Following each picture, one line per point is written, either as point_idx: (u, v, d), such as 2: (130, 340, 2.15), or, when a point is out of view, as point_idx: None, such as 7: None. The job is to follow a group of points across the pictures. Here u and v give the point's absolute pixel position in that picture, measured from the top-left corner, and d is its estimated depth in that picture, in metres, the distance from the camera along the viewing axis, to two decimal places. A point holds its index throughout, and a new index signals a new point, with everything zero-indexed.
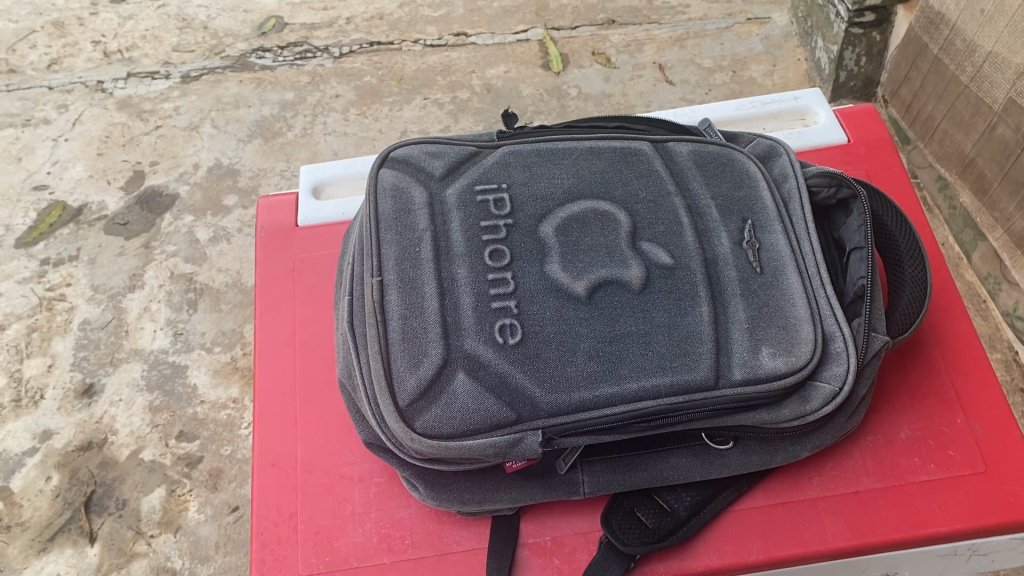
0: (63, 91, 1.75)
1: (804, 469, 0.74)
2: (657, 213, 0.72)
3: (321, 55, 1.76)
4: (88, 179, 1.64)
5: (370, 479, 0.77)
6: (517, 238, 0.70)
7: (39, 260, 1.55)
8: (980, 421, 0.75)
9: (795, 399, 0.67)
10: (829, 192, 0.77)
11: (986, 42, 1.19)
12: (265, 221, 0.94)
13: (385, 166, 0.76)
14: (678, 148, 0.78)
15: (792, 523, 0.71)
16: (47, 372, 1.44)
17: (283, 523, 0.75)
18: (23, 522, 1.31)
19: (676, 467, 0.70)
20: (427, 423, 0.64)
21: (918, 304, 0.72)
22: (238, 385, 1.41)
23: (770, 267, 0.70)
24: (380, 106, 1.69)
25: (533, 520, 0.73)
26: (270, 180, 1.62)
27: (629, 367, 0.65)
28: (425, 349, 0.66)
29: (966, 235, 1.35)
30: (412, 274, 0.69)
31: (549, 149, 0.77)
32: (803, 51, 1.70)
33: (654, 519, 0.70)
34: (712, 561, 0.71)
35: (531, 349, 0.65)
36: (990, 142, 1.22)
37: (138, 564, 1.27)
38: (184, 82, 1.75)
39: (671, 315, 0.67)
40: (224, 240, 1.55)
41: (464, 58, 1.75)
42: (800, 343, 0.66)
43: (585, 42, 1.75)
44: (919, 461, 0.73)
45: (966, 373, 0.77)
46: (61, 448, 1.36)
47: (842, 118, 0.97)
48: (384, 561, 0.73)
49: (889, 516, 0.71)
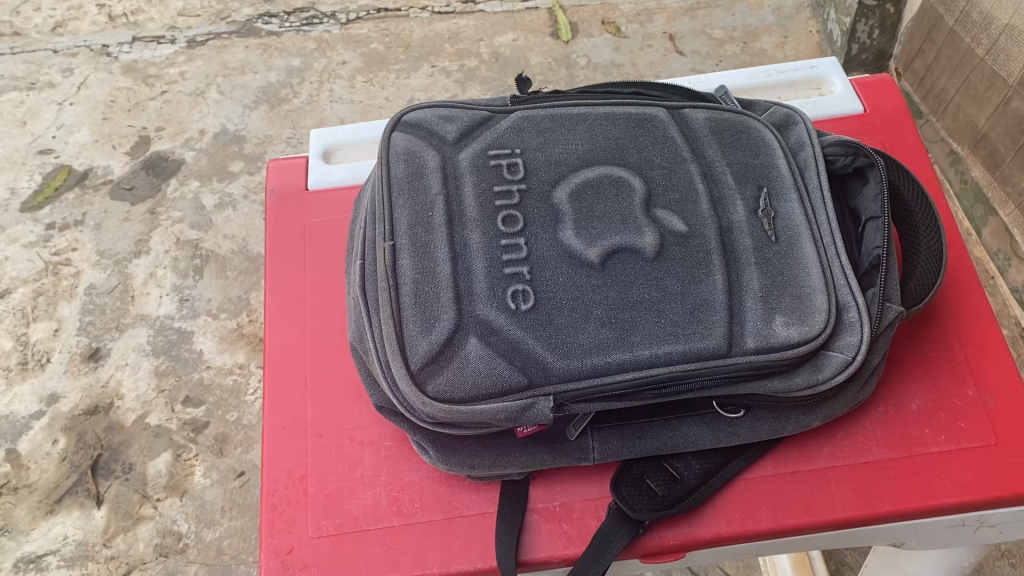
0: (68, 55, 1.74)
1: (814, 438, 0.74)
2: (672, 180, 0.72)
3: (327, 21, 1.74)
4: (94, 143, 1.63)
5: (381, 442, 0.77)
6: (530, 204, 0.70)
7: (45, 225, 1.54)
8: (992, 392, 0.75)
9: (807, 368, 0.67)
10: (845, 160, 0.77)
11: (1003, 14, 1.18)
12: (275, 184, 0.93)
13: (397, 130, 0.75)
14: (694, 115, 0.77)
15: (800, 492, 0.72)
16: (53, 337, 1.44)
17: (293, 486, 0.76)
18: (30, 484, 1.31)
19: (687, 435, 0.71)
20: (439, 387, 0.64)
21: (934, 274, 0.72)
22: (244, 351, 1.41)
23: (785, 236, 0.70)
24: (387, 74, 1.68)
25: (543, 485, 0.74)
26: (276, 147, 1.61)
27: (642, 334, 0.65)
28: (436, 313, 0.65)
29: (976, 210, 1.33)
30: (425, 238, 0.68)
31: (563, 114, 0.76)
32: (815, 23, 1.68)
33: (663, 486, 0.70)
34: (720, 528, 0.71)
35: (543, 314, 0.65)
36: (1004, 117, 1.21)
37: (145, 527, 1.28)
38: (190, 47, 1.73)
39: (685, 282, 0.67)
40: (230, 207, 1.55)
41: (472, 26, 1.73)
42: (814, 313, 0.66)
43: (594, 11, 1.73)
44: (930, 432, 0.73)
45: (979, 345, 0.77)
46: (68, 412, 1.37)
47: (859, 88, 0.96)
48: (394, 523, 0.73)
49: (898, 486, 0.71)
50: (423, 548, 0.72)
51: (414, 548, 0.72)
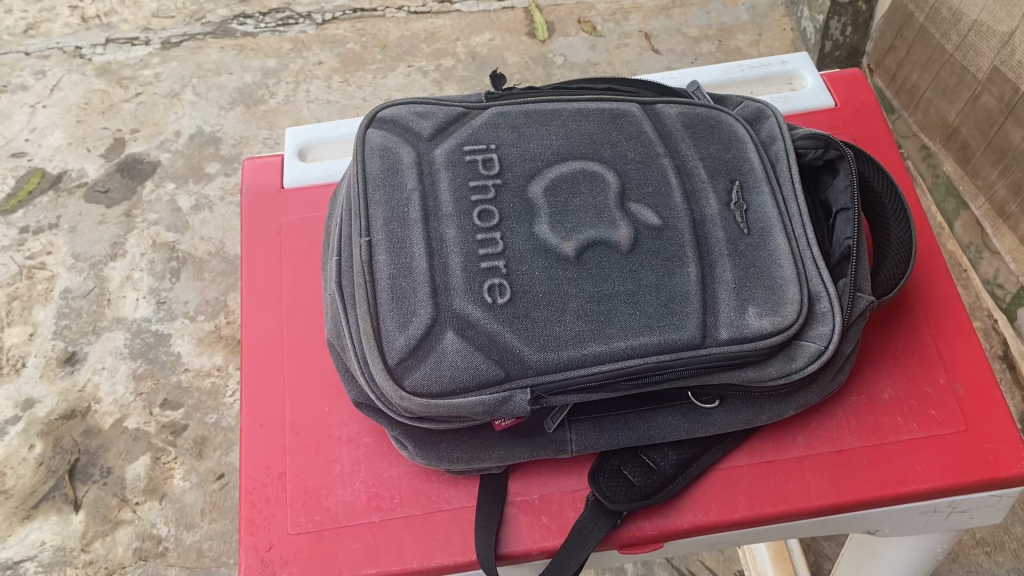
0: (40, 57, 1.72)
1: (789, 428, 0.75)
2: (646, 174, 0.72)
3: (303, 21, 1.74)
4: (68, 145, 1.61)
5: (359, 439, 0.77)
6: (505, 199, 0.70)
7: (19, 228, 1.53)
8: (961, 380, 0.76)
9: (781, 357, 0.68)
10: (816, 153, 0.78)
11: (971, 10, 1.20)
12: (250, 184, 0.93)
13: (373, 126, 0.75)
14: (667, 110, 0.78)
15: (774, 481, 0.72)
16: (29, 341, 1.43)
17: (271, 483, 0.76)
18: (7, 490, 1.30)
19: (662, 426, 0.72)
20: (416, 381, 0.65)
21: (904, 264, 0.73)
22: (223, 353, 1.40)
23: (757, 229, 0.70)
24: (364, 74, 1.68)
25: (521, 478, 0.74)
26: (253, 148, 1.60)
27: (617, 326, 0.65)
28: (414, 309, 0.66)
29: (948, 204, 1.35)
30: (400, 234, 0.69)
31: (538, 110, 0.76)
32: (789, 21, 1.70)
33: (641, 477, 0.71)
34: (697, 518, 0.72)
35: (520, 308, 0.66)
36: (975, 112, 1.23)
37: (124, 532, 1.27)
38: (164, 48, 1.72)
39: (659, 275, 0.67)
40: (207, 208, 1.54)
41: (449, 26, 1.73)
42: (786, 303, 0.67)
43: (570, 10, 1.74)
44: (902, 421, 0.74)
45: (949, 334, 0.78)
46: (44, 416, 1.36)
47: (829, 83, 0.98)
48: (373, 519, 0.73)
49: (871, 473, 0.72)
50: (402, 544, 0.72)
51: (394, 543, 0.72)
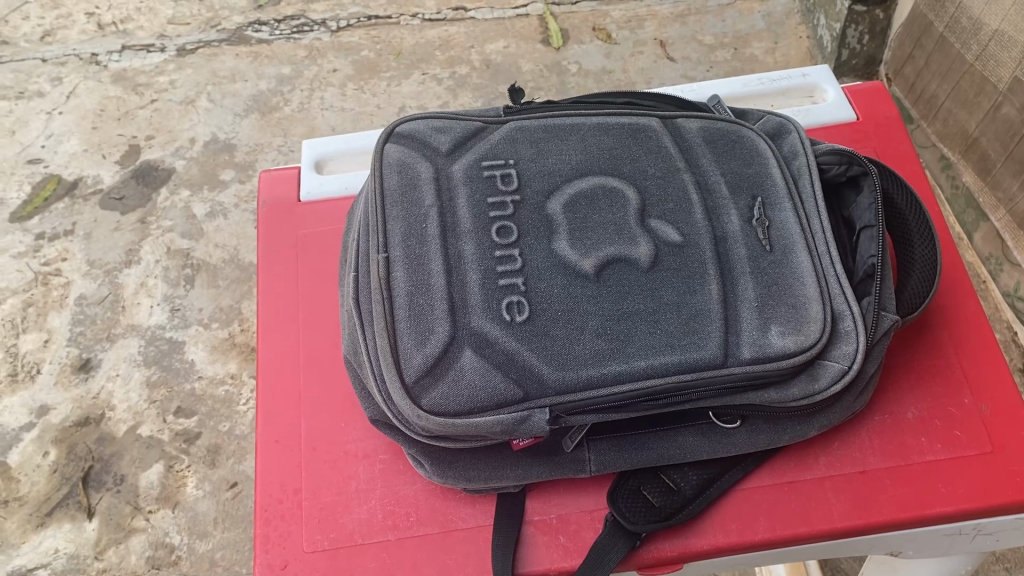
0: (57, 63, 1.73)
1: (811, 448, 0.74)
2: (666, 190, 0.72)
3: (318, 28, 1.74)
4: (83, 152, 1.62)
5: (375, 455, 0.76)
6: (524, 215, 0.70)
7: (35, 234, 1.54)
8: (987, 400, 0.75)
9: (804, 378, 0.67)
10: (839, 169, 0.77)
11: (991, 20, 1.19)
12: (266, 196, 0.92)
13: (390, 141, 0.75)
14: (687, 125, 0.77)
15: (797, 502, 0.71)
16: (43, 347, 1.43)
17: (287, 499, 0.75)
18: (21, 496, 1.30)
19: (683, 446, 0.71)
20: (434, 400, 0.64)
21: (928, 283, 0.72)
22: (236, 361, 1.40)
23: (779, 246, 0.69)
24: (378, 81, 1.67)
25: (539, 497, 0.73)
26: (267, 155, 1.60)
27: (638, 345, 0.65)
28: (431, 326, 0.65)
29: (968, 215, 1.33)
30: (418, 250, 0.68)
31: (557, 125, 0.76)
32: (805, 29, 1.68)
33: (660, 497, 0.70)
34: (718, 539, 0.71)
35: (538, 326, 0.65)
36: (994, 123, 1.21)
37: (137, 540, 1.27)
38: (180, 55, 1.73)
39: (680, 293, 0.66)
40: (221, 216, 1.54)
41: (463, 33, 1.73)
42: (809, 322, 0.66)
43: (585, 17, 1.73)
44: (926, 441, 0.73)
45: (974, 353, 0.77)
46: (58, 423, 1.36)
47: (851, 96, 0.96)
48: (389, 537, 0.72)
49: (895, 494, 0.71)
50: (419, 563, 0.71)
51: (410, 562, 0.71)
